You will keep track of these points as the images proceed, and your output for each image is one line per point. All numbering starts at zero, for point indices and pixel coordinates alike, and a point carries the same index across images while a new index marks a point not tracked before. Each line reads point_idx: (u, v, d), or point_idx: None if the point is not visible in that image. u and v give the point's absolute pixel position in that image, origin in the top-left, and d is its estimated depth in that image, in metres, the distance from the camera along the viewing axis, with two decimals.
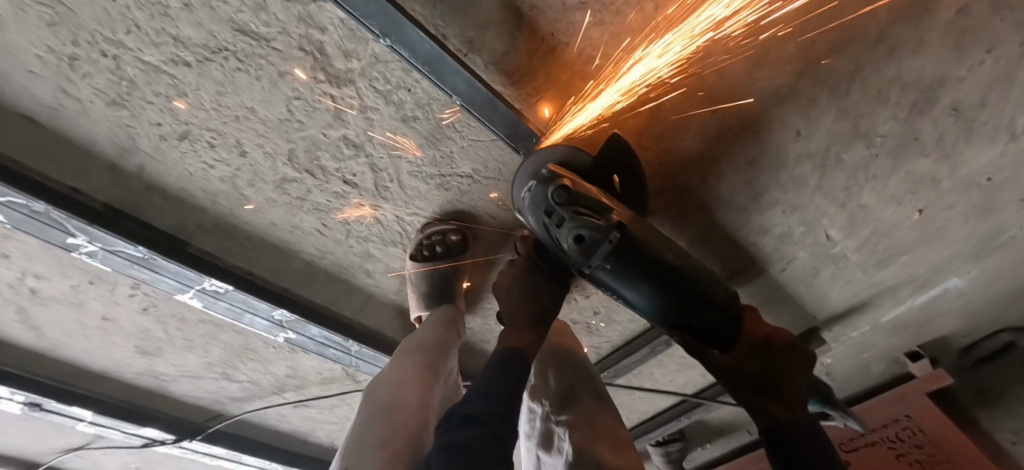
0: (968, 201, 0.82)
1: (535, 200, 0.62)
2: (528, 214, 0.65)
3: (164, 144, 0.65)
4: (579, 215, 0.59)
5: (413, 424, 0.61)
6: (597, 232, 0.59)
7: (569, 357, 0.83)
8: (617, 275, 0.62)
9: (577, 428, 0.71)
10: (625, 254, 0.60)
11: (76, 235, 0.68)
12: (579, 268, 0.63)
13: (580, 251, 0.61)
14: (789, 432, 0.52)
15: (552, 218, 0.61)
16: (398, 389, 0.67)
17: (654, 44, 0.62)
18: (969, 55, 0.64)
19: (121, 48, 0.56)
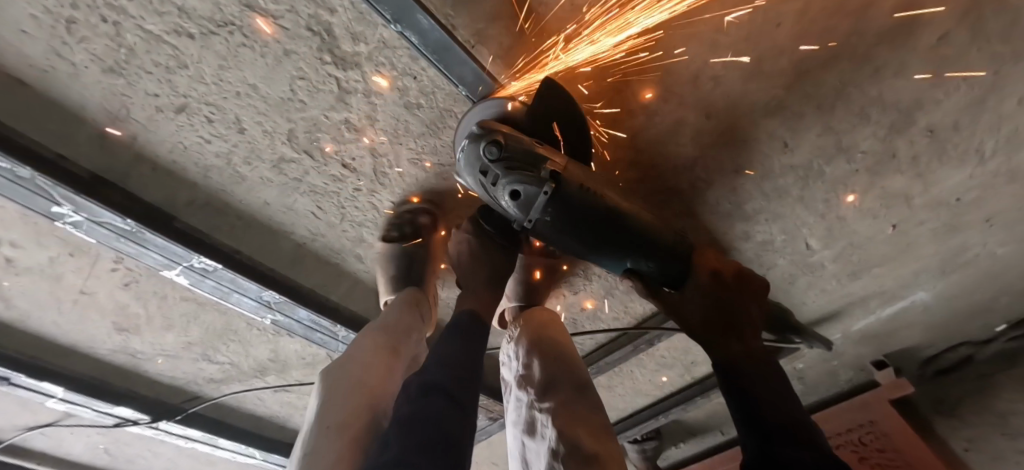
0: (937, 218, 0.87)
1: (471, 159, 0.61)
2: (467, 173, 0.64)
3: (159, 115, 0.64)
4: (513, 170, 0.59)
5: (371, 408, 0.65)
6: (531, 186, 0.59)
7: (554, 345, 0.82)
8: (557, 227, 0.63)
9: (559, 416, 0.72)
10: (561, 205, 0.60)
11: (62, 205, 0.66)
12: (521, 223, 0.64)
13: (518, 207, 0.62)
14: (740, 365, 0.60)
15: (488, 176, 0.61)
16: (359, 369, 0.70)
17: (653, 47, 0.63)
18: (944, 80, 0.68)
19: (122, 14, 0.55)
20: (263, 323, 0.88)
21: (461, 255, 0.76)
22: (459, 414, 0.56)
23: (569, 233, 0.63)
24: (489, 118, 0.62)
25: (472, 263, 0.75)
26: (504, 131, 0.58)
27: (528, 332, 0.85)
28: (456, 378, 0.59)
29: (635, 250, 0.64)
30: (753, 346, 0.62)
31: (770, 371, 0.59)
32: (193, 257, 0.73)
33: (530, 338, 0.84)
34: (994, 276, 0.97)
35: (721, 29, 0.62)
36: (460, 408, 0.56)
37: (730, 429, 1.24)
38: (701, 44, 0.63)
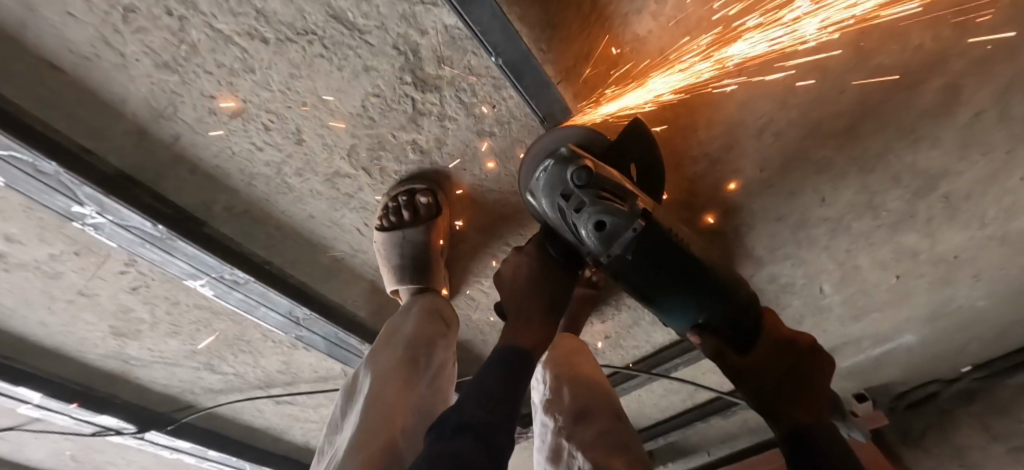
0: (937, 272, 0.94)
1: (551, 180, 0.57)
2: (540, 196, 0.59)
3: (212, 118, 0.59)
4: (602, 200, 0.55)
5: (387, 427, 0.56)
6: (620, 219, 0.55)
7: (587, 373, 0.79)
8: (637, 268, 0.58)
9: (591, 445, 0.67)
10: (646, 245, 0.57)
11: (85, 204, 0.60)
12: (596, 257, 0.59)
13: (599, 239, 0.57)
14: (814, 434, 0.50)
15: (570, 202, 0.56)
16: (378, 387, 0.62)
17: (727, 99, 0.65)
18: (969, 154, 0.74)
19: (192, 10, 0.50)
20: (281, 336, 0.86)
21: (517, 280, 0.63)
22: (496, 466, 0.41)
23: (648, 275, 0.58)
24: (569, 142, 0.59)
25: (529, 288, 0.62)
26: (593, 158, 0.55)
27: (556, 358, 0.82)
28: (494, 420, 0.44)
29: (709, 302, 0.59)
30: (825, 420, 0.52)
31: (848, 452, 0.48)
32: (224, 268, 0.69)
33: (560, 363, 0.80)
34: (971, 325, 1.06)
35: (791, 90, 0.65)
36: (493, 456, 0.42)
37: (718, 451, 1.29)
38: (771, 102, 0.66)
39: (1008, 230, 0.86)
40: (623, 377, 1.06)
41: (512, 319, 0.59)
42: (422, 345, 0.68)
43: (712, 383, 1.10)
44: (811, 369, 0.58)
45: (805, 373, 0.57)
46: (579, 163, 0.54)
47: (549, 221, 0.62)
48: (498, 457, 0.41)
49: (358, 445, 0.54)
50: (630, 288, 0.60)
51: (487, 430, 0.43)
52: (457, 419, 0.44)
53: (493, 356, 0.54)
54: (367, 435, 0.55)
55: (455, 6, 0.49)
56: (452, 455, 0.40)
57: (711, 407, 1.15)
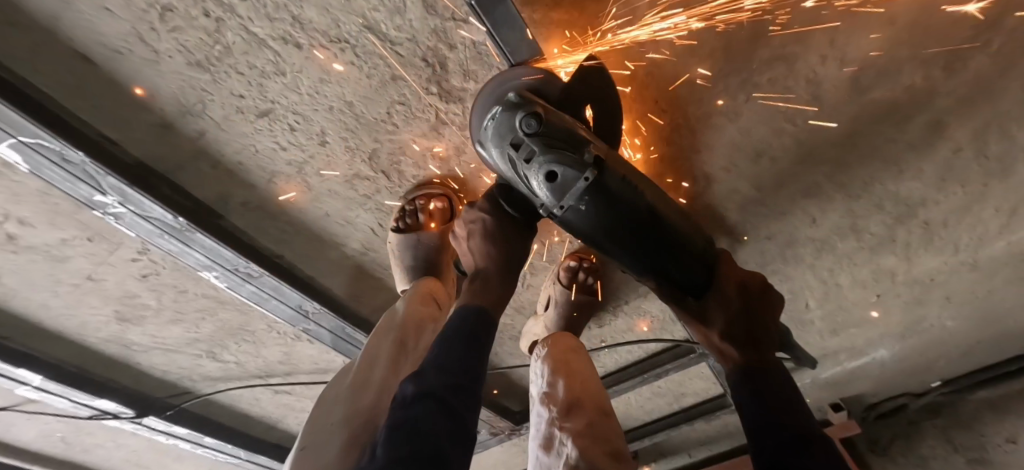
0: (912, 293, 1.00)
1: (501, 128, 0.55)
2: (491, 146, 0.57)
3: (239, 116, 0.61)
4: (553, 147, 0.52)
5: (368, 407, 0.59)
6: (571, 168, 0.52)
7: (579, 369, 0.81)
8: (590, 219, 0.55)
9: (579, 435, 0.67)
10: (602, 196, 0.53)
11: (107, 194, 0.62)
12: (550, 210, 0.55)
13: (550, 190, 0.53)
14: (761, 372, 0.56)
15: (520, 151, 0.54)
16: (369, 367, 0.64)
17: (732, 125, 0.69)
18: (948, 186, 0.79)
19: (230, 13, 0.52)
20: (287, 328, 0.88)
21: (473, 240, 0.64)
22: (457, 428, 0.44)
23: (603, 226, 0.55)
24: (520, 86, 0.56)
25: (484, 246, 0.63)
26: (545, 105, 0.53)
27: (553, 354, 0.84)
28: (456, 385, 0.47)
29: (666, 254, 0.57)
30: (771, 360, 0.58)
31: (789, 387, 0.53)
32: (240, 261, 0.71)
33: (556, 360, 0.83)
34: (941, 342, 1.12)
35: (790, 121, 0.69)
36: (454, 419, 0.44)
37: (698, 453, 1.35)
38: (770, 131, 0.71)
39: (979, 256, 0.92)
40: (615, 380, 1.10)
41: (470, 281, 0.62)
42: (414, 327, 0.68)
43: (698, 388, 1.15)
44: (762, 315, 0.62)
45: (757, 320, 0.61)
46: (528, 109, 0.52)
47: (503, 175, 0.60)
48: (455, 419, 0.44)
49: (338, 423, 0.57)
50: (581, 237, 0.57)
51: (445, 395, 0.45)
52: (421, 387, 0.47)
53: (452, 322, 0.56)
54: (349, 414, 0.58)
55: (486, 24, 0.52)
56: (411, 421, 0.43)
57: (695, 410, 1.20)
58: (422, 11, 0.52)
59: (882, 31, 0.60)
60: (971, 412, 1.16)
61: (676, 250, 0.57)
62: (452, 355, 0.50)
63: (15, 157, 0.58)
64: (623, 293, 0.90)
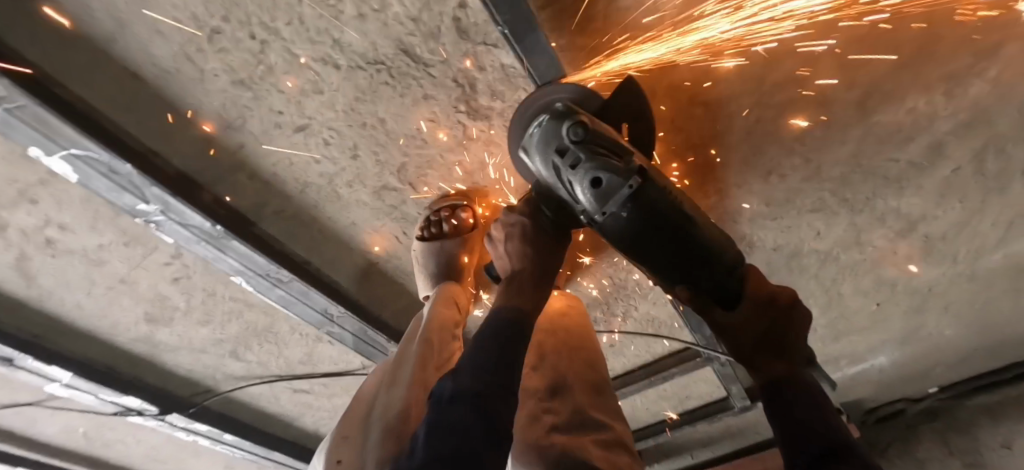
0: (912, 302, 1.03)
1: (546, 136, 0.56)
2: (534, 154, 0.58)
3: (277, 130, 0.64)
4: (598, 155, 0.53)
5: (398, 404, 0.62)
6: (616, 175, 0.52)
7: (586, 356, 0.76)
8: (631, 228, 0.53)
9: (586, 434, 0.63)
10: (646, 205, 0.52)
11: (150, 204, 0.65)
12: (590, 217, 0.55)
13: (594, 196, 0.53)
14: (788, 385, 0.48)
15: (564, 157, 0.55)
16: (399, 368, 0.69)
17: (743, 143, 0.73)
18: (947, 201, 0.83)
19: (275, 36, 0.55)
20: (310, 330, 0.91)
21: (510, 242, 0.62)
22: (496, 433, 0.41)
23: (643, 233, 0.53)
24: (567, 98, 0.59)
25: (523, 248, 0.60)
26: (590, 115, 0.55)
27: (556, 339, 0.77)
28: (492, 384, 0.44)
29: (698, 266, 0.54)
30: (804, 375, 0.49)
31: (823, 405, 0.45)
32: (271, 267, 0.74)
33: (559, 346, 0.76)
34: (938, 350, 1.16)
35: (799, 140, 0.73)
36: (489, 421, 0.41)
37: (700, 454, 1.39)
38: (778, 151, 0.74)
39: (975, 268, 0.96)
40: (623, 382, 1.13)
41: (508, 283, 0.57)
42: (439, 326, 0.71)
43: (702, 392, 1.18)
44: (792, 321, 0.54)
45: (788, 329, 0.53)
46: (575, 115, 0.54)
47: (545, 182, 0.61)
48: (494, 423, 0.41)
49: (375, 418, 0.63)
50: (618, 246, 0.56)
51: (481, 398, 0.42)
52: (455, 388, 0.44)
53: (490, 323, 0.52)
54: (383, 412, 0.63)
55: (518, 51, 0.56)
56: (447, 424, 0.41)
57: (699, 412, 1.24)
58: (456, 37, 0.56)
59: (891, 52, 0.63)
60: (968, 418, 1.21)
61: (707, 265, 0.54)
62: (487, 355, 0.47)
63: (65, 168, 0.61)
64: (634, 301, 0.93)
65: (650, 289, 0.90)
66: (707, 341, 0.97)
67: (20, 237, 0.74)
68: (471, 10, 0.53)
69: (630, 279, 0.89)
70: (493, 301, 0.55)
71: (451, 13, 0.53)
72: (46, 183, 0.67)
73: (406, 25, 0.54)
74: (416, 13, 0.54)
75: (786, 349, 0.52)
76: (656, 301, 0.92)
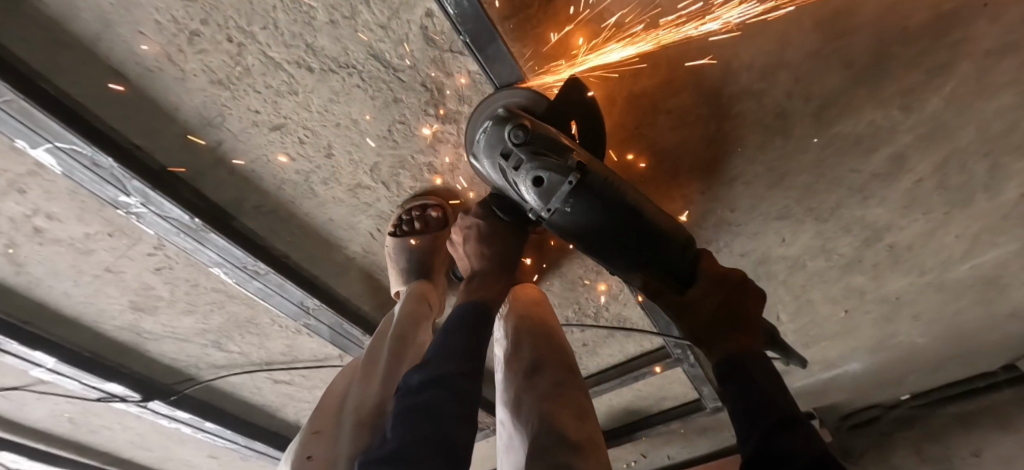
0: (881, 310, 1.06)
1: (492, 141, 0.62)
2: (484, 157, 0.65)
3: (254, 129, 0.67)
4: (539, 155, 0.58)
5: (373, 399, 0.67)
6: (556, 173, 0.57)
7: (547, 328, 0.81)
8: (576, 219, 0.60)
9: (548, 400, 0.68)
10: (586, 196, 0.58)
11: (131, 196, 0.68)
12: (538, 214, 0.62)
13: (539, 193, 0.60)
14: (745, 364, 0.53)
15: (509, 160, 0.61)
16: (373, 365, 0.73)
17: (707, 151, 0.75)
18: (910, 212, 0.85)
19: (251, 39, 0.58)
20: (289, 322, 0.94)
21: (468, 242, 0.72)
22: (464, 411, 0.51)
23: (592, 223, 0.60)
24: (510, 105, 0.63)
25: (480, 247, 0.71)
26: (530, 118, 0.59)
27: (520, 315, 0.83)
28: (461, 373, 0.53)
29: (646, 250, 0.60)
30: (755, 348, 0.55)
31: (773, 382, 0.50)
32: (248, 259, 0.77)
33: (524, 322, 0.81)
34: (910, 357, 1.18)
35: (762, 149, 0.75)
36: (461, 404, 0.51)
37: (676, 452, 1.42)
38: (741, 160, 0.76)
39: (943, 278, 0.98)
40: (597, 381, 1.16)
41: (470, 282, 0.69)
42: (411, 322, 0.75)
43: (676, 392, 1.21)
44: (743, 306, 0.60)
45: (736, 311, 0.60)
46: (515, 121, 0.59)
47: (497, 183, 0.67)
48: (464, 405, 0.51)
49: (348, 410, 0.68)
50: (573, 239, 0.62)
51: (451, 383, 0.52)
52: (427, 374, 0.54)
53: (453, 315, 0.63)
54: (355, 406, 0.67)
55: (481, 60, 0.59)
56: (422, 406, 0.50)
57: (673, 413, 1.27)
58: (424, 44, 0.59)
59: (845, 67, 0.65)
60: (941, 424, 1.23)
61: (658, 248, 0.60)
62: (457, 347, 0.57)
63: (50, 160, 0.64)
64: (606, 302, 0.96)
65: (620, 291, 0.93)
66: (675, 343, 1.00)
67: (9, 226, 0.78)
68: (437, 19, 0.57)
69: (600, 281, 0.92)
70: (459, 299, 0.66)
71: (418, 22, 0.57)
72: (35, 173, 0.71)
73: (376, 31, 0.58)
74: (385, 21, 0.57)
75: (738, 325, 0.59)
76: (626, 302, 0.95)
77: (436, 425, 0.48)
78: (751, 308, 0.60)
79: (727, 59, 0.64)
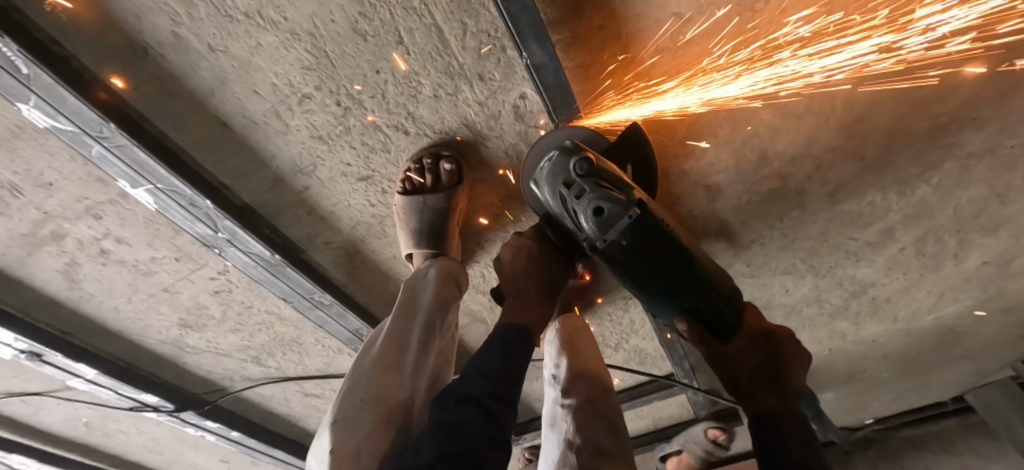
0: (858, 349, 1.20)
1: (555, 170, 0.62)
2: (544, 185, 0.64)
3: (342, 179, 0.73)
4: (601, 187, 0.59)
5: (401, 396, 0.64)
6: (617, 205, 0.58)
7: (584, 351, 0.84)
8: (629, 252, 0.59)
9: (590, 423, 0.73)
10: (642, 232, 0.58)
11: (219, 232, 0.74)
12: (593, 243, 0.61)
13: (596, 224, 0.59)
14: (779, 415, 0.53)
15: (570, 189, 0.60)
16: (397, 349, 0.69)
17: (735, 219, 0.86)
18: (893, 272, 0.99)
19: (358, 105, 0.64)
20: (334, 343, 1.00)
21: (515, 264, 0.68)
22: (496, 432, 0.48)
23: (641, 259, 0.60)
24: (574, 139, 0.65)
25: (525, 269, 0.67)
26: (595, 152, 0.61)
27: (562, 335, 0.87)
28: (497, 392, 0.51)
29: (695, 291, 0.61)
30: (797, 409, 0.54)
31: (807, 439, 0.50)
32: (316, 291, 0.84)
33: (563, 339, 0.86)
34: (877, 389, 1.34)
35: (779, 218, 0.86)
36: (495, 426, 0.48)
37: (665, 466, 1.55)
38: (761, 227, 0.88)
39: (912, 325, 1.13)
40: None
41: (510, 301, 0.64)
42: (439, 306, 0.73)
43: (673, 414, 1.34)
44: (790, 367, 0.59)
45: (781, 367, 0.58)
46: (580, 153, 0.60)
47: (553, 211, 0.66)
48: (500, 427, 0.48)
49: (372, 399, 0.63)
50: (617, 268, 0.62)
51: (487, 402, 0.49)
52: (462, 393, 0.51)
53: (493, 335, 0.59)
54: (380, 398, 0.63)
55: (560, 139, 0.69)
56: (456, 426, 0.47)
57: (669, 431, 1.39)
58: (513, 120, 0.67)
59: (856, 161, 0.77)
60: (896, 447, 1.40)
61: (709, 293, 0.61)
62: (490, 366, 0.54)
63: (148, 198, 0.69)
64: (626, 335, 1.06)
65: (642, 327, 1.03)
66: (684, 374, 1.12)
67: (75, 246, 0.79)
68: (530, 101, 0.64)
69: (625, 318, 1.02)
70: (500, 318, 0.62)
71: (511, 102, 0.64)
72: (115, 202, 0.72)
73: (473, 106, 0.65)
74: (482, 99, 0.64)
75: (784, 382, 0.57)
76: (644, 336, 1.06)
77: (468, 443, 0.45)
78: (797, 372, 0.60)
79: (762, 149, 0.75)
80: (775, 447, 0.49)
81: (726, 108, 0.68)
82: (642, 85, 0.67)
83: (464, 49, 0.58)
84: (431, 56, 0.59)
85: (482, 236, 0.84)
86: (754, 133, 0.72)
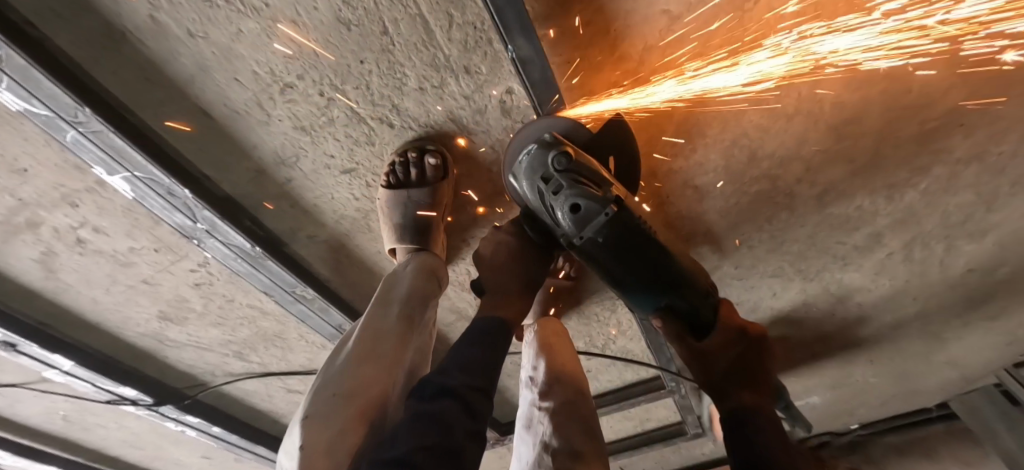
0: (845, 354, 1.21)
1: (533, 165, 0.60)
2: (521, 178, 0.62)
3: (325, 171, 0.72)
4: (579, 184, 0.58)
5: (377, 390, 0.63)
6: (594, 203, 0.57)
7: (563, 355, 0.83)
8: (606, 250, 0.60)
9: (570, 432, 0.72)
10: (618, 230, 0.58)
11: (198, 223, 0.72)
12: (570, 240, 0.61)
13: (573, 221, 0.59)
14: (752, 413, 0.56)
15: (548, 185, 0.59)
16: (375, 342, 0.68)
17: (722, 221, 0.86)
18: (880, 278, 0.99)
19: (341, 95, 0.63)
20: (317, 339, 0.99)
21: (496, 258, 0.67)
22: (472, 424, 0.48)
23: (621, 259, 0.60)
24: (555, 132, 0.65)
25: (505, 262, 0.67)
26: (574, 146, 0.59)
27: (540, 339, 0.86)
28: (475, 385, 0.50)
29: (674, 291, 0.62)
30: (768, 405, 0.58)
31: (781, 435, 0.53)
32: (298, 285, 0.83)
33: (542, 344, 0.85)
34: (863, 395, 1.34)
35: (767, 221, 0.86)
36: (472, 419, 0.48)
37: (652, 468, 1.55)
38: (748, 229, 0.88)
39: (898, 331, 1.13)
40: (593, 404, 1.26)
41: (489, 295, 0.65)
42: (420, 300, 0.73)
43: (661, 416, 1.33)
44: (760, 365, 0.62)
45: (752, 367, 0.62)
46: (559, 147, 0.58)
47: (531, 205, 0.65)
48: (476, 419, 0.48)
49: (346, 394, 0.62)
50: (597, 265, 0.62)
51: (465, 394, 0.49)
52: (440, 385, 0.50)
53: (472, 327, 0.59)
54: (355, 392, 0.62)
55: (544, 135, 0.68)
56: (431, 418, 0.47)
57: (657, 433, 1.39)
58: (500, 115, 0.66)
59: (845, 165, 0.77)
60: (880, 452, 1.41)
61: (687, 290, 0.62)
62: (469, 358, 0.53)
63: (125, 186, 0.68)
64: (614, 337, 1.06)
65: (629, 328, 1.03)
66: (671, 376, 1.12)
67: (51, 235, 0.77)
68: (516, 96, 0.63)
69: (612, 319, 1.01)
70: (481, 312, 0.62)
71: (498, 97, 0.64)
72: (92, 190, 0.71)
73: (458, 100, 0.64)
74: (468, 93, 0.63)
75: (753, 380, 0.60)
76: (631, 338, 1.05)
77: (446, 436, 0.45)
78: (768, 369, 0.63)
79: (751, 149, 0.74)
80: (749, 443, 0.52)
81: (715, 106, 0.68)
82: (630, 81, 0.66)
83: (450, 41, 0.57)
84: (416, 48, 0.58)
85: (463, 231, 0.83)
86: (744, 133, 0.71)
